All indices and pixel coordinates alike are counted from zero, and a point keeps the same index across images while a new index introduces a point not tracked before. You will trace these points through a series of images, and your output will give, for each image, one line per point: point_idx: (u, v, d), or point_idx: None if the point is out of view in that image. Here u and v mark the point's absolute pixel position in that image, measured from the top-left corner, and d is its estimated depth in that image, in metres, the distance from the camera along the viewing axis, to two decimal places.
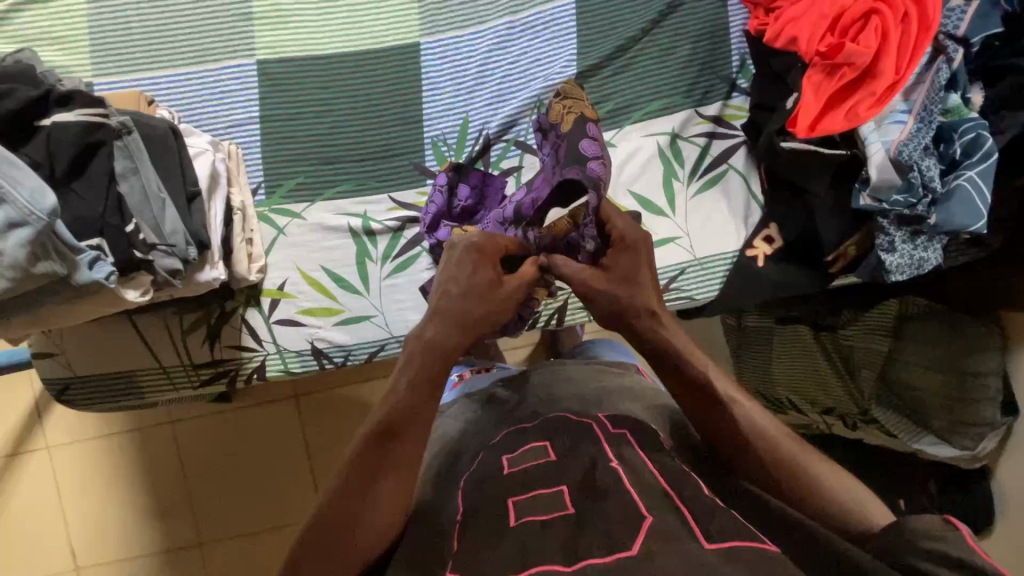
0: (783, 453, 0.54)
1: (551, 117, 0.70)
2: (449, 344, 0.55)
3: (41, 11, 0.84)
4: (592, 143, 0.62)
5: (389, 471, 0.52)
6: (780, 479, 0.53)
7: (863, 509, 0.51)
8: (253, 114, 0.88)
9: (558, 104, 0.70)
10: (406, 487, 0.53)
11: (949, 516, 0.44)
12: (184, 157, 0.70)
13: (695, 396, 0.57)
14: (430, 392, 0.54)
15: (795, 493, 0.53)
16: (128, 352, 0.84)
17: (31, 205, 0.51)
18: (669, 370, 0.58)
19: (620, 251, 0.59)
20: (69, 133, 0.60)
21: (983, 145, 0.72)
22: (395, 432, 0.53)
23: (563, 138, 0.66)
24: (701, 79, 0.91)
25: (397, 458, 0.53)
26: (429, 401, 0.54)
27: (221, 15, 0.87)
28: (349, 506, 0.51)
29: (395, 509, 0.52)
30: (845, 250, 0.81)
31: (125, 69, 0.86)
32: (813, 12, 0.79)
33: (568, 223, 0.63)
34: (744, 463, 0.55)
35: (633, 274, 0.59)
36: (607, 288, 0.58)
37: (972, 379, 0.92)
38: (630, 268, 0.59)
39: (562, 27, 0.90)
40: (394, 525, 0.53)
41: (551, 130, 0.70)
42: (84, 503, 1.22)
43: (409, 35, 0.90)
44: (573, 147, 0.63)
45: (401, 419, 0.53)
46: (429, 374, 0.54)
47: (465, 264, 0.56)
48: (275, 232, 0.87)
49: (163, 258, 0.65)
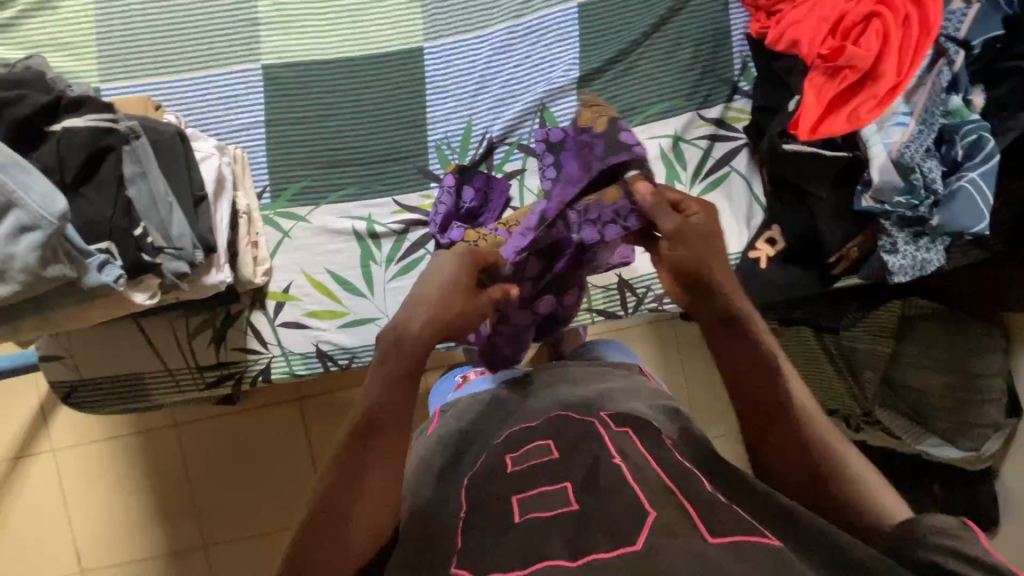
0: (810, 424, 0.56)
1: (580, 122, 0.68)
2: (416, 337, 0.55)
3: (48, 18, 0.85)
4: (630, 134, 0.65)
5: (376, 467, 0.53)
6: (801, 455, 0.55)
7: (867, 494, 0.52)
8: (258, 119, 0.88)
9: (586, 111, 0.68)
10: (390, 482, 0.53)
11: (965, 518, 0.44)
12: (191, 161, 0.70)
13: (751, 363, 0.58)
14: (405, 388, 0.55)
15: (811, 474, 0.54)
16: (134, 355, 0.85)
17: (42, 209, 0.52)
18: (734, 338, 0.59)
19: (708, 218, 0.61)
20: (80, 138, 0.60)
21: (984, 147, 0.73)
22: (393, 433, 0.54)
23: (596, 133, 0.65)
24: (703, 82, 0.91)
25: (381, 454, 0.53)
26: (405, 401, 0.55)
27: (227, 21, 0.88)
28: (347, 502, 0.52)
29: (385, 505, 0.53)
30: (846, 252, 0.82)
31: (132, 75, 0.86)
32: (814, 16, 0.80)
33: (621, 190, 0.64)
34: (766, 444, 0.56)
35: (711, 232, 0.61)
36: (693, 246, 0.60)
37: (974, 379, 0.94)
38: (708, 225, 0.61)
39: (565, 30, 0.91)
40: (384, 522, 0.53)
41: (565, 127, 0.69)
42: (89, 506, 1.22)
43: (413, 39, 0.91)
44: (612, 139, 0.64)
45: (376, 415, 0.54)
46: (393, 368, 0.55)
47: (450, 261, 0.60)
48: (280, 235, 0.88)
49: (171, 261, 0.66)
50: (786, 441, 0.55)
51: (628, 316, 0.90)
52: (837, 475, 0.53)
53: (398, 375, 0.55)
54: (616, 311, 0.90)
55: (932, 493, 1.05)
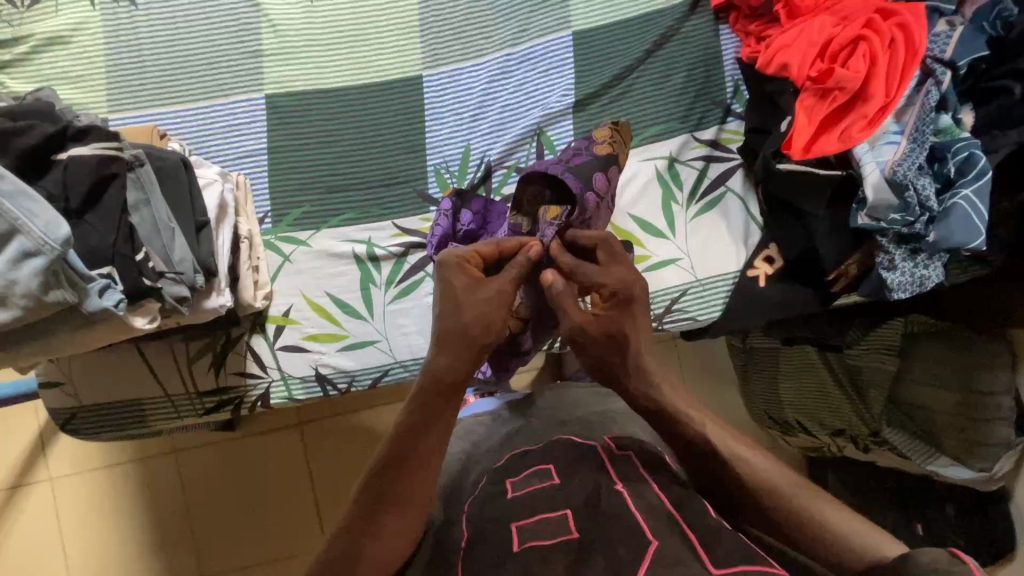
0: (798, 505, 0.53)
1: (597, 134, 0.81)
2: (438, 367, 0.57)
3: (61, 52, 0.88)
4: (602, 179, 0.75)
5: (395, 511, 0.53)
6: (786, 487, 0.54)
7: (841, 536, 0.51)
8: (261, 147, 0.90)
9: (606, 129, 0.81)
10: (415, 513, 0.54)
11: (955, 552, 0.44)
12: (194, 189, 0.71)
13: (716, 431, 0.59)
14: (422, 437, 0.55)
15: (796, 512, 0.53)
16: (135, 382, 0.85)
17: (45, 235, 0.52)
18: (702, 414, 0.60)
19: (618, 306, 0.63)
20: (85, 165, 0.62)
21: (976, 164, 0.73)
22: (396, 468, 0.54)
23: (590, 152, 0.78)
24: (696, 105, 0.93)
25: (407, 491, 0.53)
26: (416, 440, 0.55)
27: (233, 54, 0.91)
28: (363, 533, 0.52)
29: (407, 535, 0.53)
30: (846, 268, 0.81)
31: (139, 106, 0.89)
32: (803, 40, 0.82)
33: (560, 212, 0.72)
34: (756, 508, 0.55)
35: (620, 332, 0.63)
36: (599, 344, 0.63)
37: (979, 398, 0.93)
38: (614, 323, 0.63)
39: (560, 57, 0.93)
40: (399, 554, 0.53)
41: (585, 138, 0.81)
42: (83, 537, 1.20)
43: (413, 68, 0.93)
44: (588, 173, 0.75)
45: (396, 459, 0.54)
46: (431, 405, 0.56)
47: (453, 271, 0.59)
48: (281, 259, 0.89)
49: (170, 285, 0.65)
50: (761, 465, 0.56)
51: None
52: (802, 505, 0.53)
53: (430, 410, 0.56)
54: None
55: (945, 517, 1.02)
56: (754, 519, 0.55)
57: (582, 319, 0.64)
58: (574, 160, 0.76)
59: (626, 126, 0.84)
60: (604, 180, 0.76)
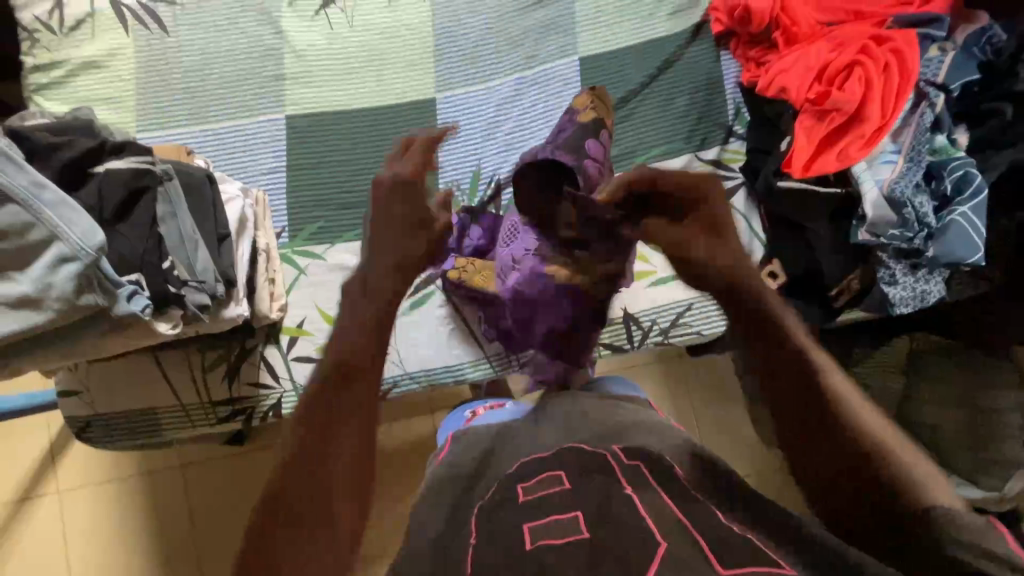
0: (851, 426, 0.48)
1: (576, 104, 0.91)
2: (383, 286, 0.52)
3: (95, 76, 0.93)
4: (591, 144, 0.87)
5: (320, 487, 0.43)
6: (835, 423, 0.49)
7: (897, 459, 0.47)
8: (281, 165, 0.94)
9: (584, 96, 0.91)
10: (355, 499, 0.44)
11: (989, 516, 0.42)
12: (217, 205, 0.74)
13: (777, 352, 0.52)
14: (346, 393, 0.46)
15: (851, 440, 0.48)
16: (150, 391, 0.87)
17: (83, 242, 0.55)
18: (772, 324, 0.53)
19: (700, 207, 0.60)
20: (121, 178, 0.66)
21: (972, 181, 0.76)
22: (317, 433, 0.45)
23: (574, 124, 0.89)
24: (699, 126, 0.96)
25: (333, 464, 0.44)
26: (340, 396, 0.46)
27: (257, 78, 0.96)
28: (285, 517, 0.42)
29: (340, 531, 0.43)
30: (847, 284, 0.83)
31: (167, 126, 0.93)
32: (799, 66, 0.86)
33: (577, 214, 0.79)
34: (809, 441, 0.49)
35: (720, 227, 0.58)
36: (708, 251, 0.57)
37: (984, 415, 0.94)
38: (710, 219, 0.59)
39: (568, 81, 0.97)
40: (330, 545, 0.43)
41: (569, 112, 0.92)
42: (89, 550, 1.20)
43: (427, 91, 0.98)
44: (578, 143, 0.87)
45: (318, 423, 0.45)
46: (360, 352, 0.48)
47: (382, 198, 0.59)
48: (298, 273, 0.92)
49: (193, 293, 0.68)
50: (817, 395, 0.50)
51: (634, 348, 0.91)
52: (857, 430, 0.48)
53: (360, 364, 0.48)
54: (623, 346, 0.92)
55: None
56: (802, 453, 0.50)
57: (677, 230, 0.60)
58: (561, 138, 0.88)
59: (602, 87, 0.93)
60: (597, 146, 0.87)
